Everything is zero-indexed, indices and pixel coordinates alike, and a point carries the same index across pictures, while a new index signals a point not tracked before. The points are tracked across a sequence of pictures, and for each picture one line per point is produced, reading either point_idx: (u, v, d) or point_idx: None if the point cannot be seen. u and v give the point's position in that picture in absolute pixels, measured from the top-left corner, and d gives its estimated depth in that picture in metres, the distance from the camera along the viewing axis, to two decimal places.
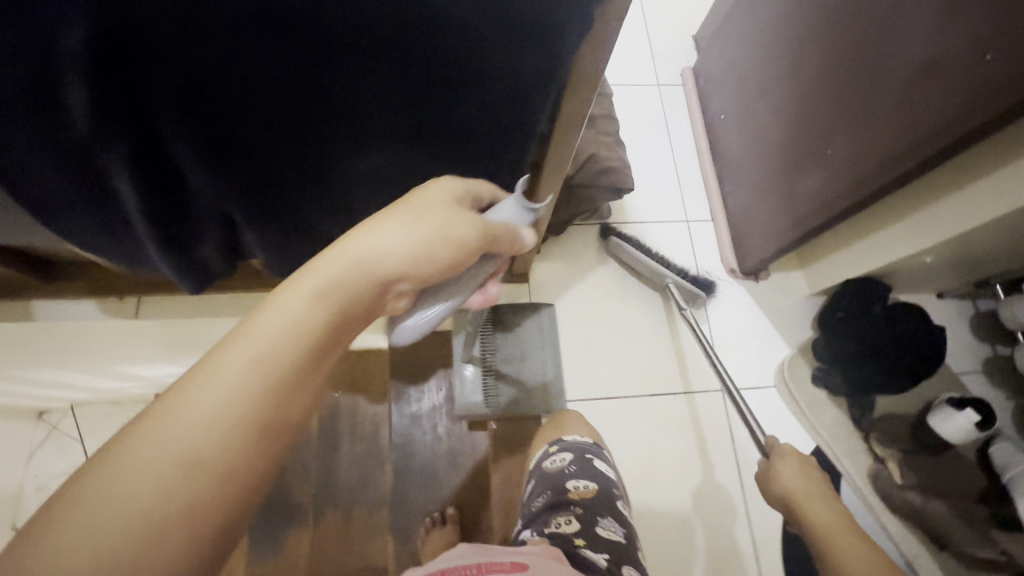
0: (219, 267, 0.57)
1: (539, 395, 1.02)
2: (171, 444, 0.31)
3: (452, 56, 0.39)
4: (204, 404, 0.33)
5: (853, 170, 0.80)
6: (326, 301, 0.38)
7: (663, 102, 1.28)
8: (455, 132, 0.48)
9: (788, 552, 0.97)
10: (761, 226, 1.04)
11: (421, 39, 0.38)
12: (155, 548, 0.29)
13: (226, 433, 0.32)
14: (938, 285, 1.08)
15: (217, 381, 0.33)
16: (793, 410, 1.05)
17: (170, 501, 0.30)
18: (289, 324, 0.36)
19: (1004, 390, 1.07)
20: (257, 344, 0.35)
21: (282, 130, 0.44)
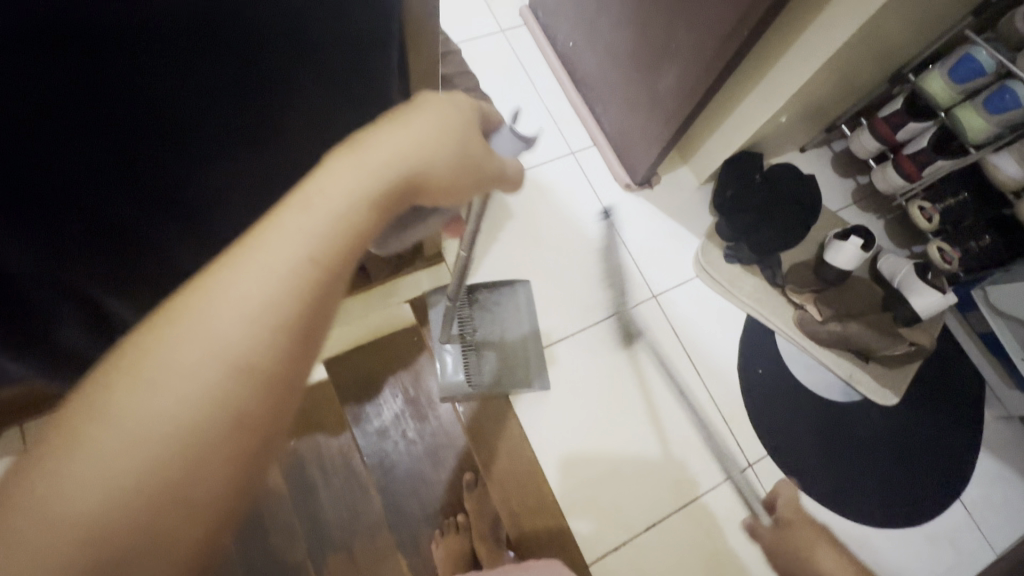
0: (99, 349, 0.47)
1: (520, 369, 1.01)
2: (196, 352, 0.27)
3: (278, 34, 0.35)
4: (191, 370, 0.26)
5: (703, 54, 0.85)
6: (331, 224, 0.31)
7: (512, 46, 1.27)
8: (292, 94, 0.39)
9: (754, 414, 1.06)
10: (641, 135, 1.08)
11: (233, 25, 0.32)
12: (188, 493, 0.25)
13: (264, 338, 0.28)
14: (799, 140, 1.19)
15: (203, 338, 0.27)
16: (718, 291, 1.13)
17: (192, 441, 0.26)
18: (294, 251, 0.30)
19: (875, 212, 1.22)
20: (254, 286, 0.29)
21: (81, 132, 0.32)
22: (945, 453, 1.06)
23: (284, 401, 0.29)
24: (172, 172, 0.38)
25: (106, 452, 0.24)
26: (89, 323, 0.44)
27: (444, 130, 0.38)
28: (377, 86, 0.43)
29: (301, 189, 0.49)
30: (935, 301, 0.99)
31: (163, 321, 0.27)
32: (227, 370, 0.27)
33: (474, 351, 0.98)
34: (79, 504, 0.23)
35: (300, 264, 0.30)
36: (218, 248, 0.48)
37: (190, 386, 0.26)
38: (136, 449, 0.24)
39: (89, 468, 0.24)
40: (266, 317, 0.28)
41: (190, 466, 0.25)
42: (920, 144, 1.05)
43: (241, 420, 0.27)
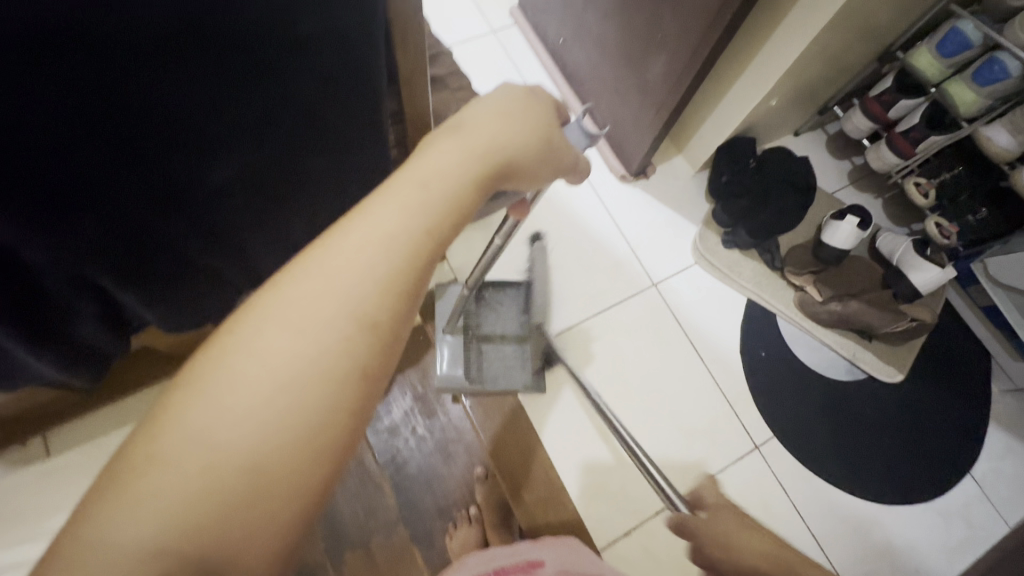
0: (110, 345, 0.51)
1: (517, 369, 1.00)
2: (322, 305, 0.31)
3: (274, 32, 0.36)
4: (321, 318, 0.31)
5: (688, 42, 0.86)
6: (437, 203, 0.35)
7: (504, 46, 1.29)
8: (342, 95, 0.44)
9: (759, 398, 1.06)
10: (634, 126, 1.10)
11: (230, 24, 0.33)
12: (311, 427, 0.29)
13: (380, 299, 0.32)
14: (792, 124, 1.20)
15: (331, 294, 0.32)
16: (718, 276, 1.14)
17: (320, 382, 0.30)
18: (405, 222, 0.34)
19: (872, 191, 1.22)
20: (372, 253, 0.33)
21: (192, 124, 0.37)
22: (954, 429, 1.06)
23: (391, 357, 0.33)
24: (180, 167, 0.39)
25: (250, 377, 0.29)
26: (102, 317, 0.47)
27: (519, 120, 0.40)
28: (367, 79, 0.45)
29: (300, 183, 0.50)
30: (934, 276, 0.99)
31: (291, 278, 0.32)
32: (355, 324, 0.31)
33: (474, 347, 0.97)
34: (229, 419, 0.28)
35: (409, 234, 0.34)
36: (222, 242, 0.50)
37: (318, 330, 0.31)
38: (276, 383, 0.29)
39: (237, 390, 0.28)
40: (382, 282, 0.33)
41: (314, 399, 0.29)
42: (910, 121, 1.04)
43: (362, 369, 0.31)
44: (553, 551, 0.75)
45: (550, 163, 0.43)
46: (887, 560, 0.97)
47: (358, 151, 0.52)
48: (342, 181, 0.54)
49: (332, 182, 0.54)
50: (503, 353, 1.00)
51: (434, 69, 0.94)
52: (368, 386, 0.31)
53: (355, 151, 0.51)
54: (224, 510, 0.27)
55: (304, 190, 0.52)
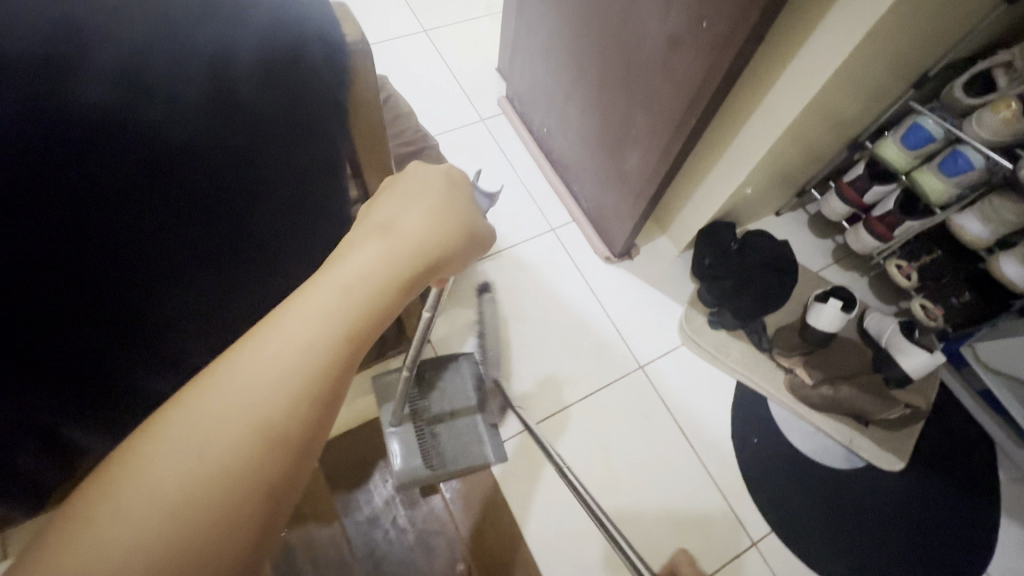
0: (52, 475, 0.50)
1: (475, 443, 0.98)
2: (235, 411, 0.30)
3: (218, 175, 0.39)
4: (278, 366, 0.32)
5: (660, 138, 0.90)
6: (357, 302, 0.35)
7: (492, 133, 1.36)
8: (281, 223, 0.47)
9: (754, 488, 1.02)
10: (615, 210, 1.13)
11: (181, 161, 0.36)
12: (210, 556, 0.27)
13: (293, 401, 0.32)
14: (772, 205, 1.23)
15: (241, 400, 0.30)
16: (706, 358, 1.13)
17: (229, 494, 0.28)
18: (332, 314, 0.34)
19: (856, 270, 1.23)
20: (288, 351, 0.32)
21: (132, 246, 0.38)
22: (966, 524, 1.00)
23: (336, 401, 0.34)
24: (129, 301, 0.41)
25: (212, 424, 0.29)
26: (43, 452, 0.46)
27: (441, 214, 0.42)
28: (317, 204, 0.48)
29: (254, 298, 0.53)
30: (924, 360, 0.96)
31: (205, 383, 0.31)
32: (264, 433, 0.30)
33: (428, 432, 0.95)
34: (111, 556, 0.25)
35: (364, 292, 0.36)
36: (172, 360, 0.50)
37: (273, 378, 0.31)
38: (178, 505, 0.27)
39: (194, 436, 0.29)
40: (297, 383, 0.32)
41: (260, 446, 0.30)
42: (887, 206, 1.06)
43: (270, 485, 0.30)
44: None
45: (474, 238, 0.45)
46: None
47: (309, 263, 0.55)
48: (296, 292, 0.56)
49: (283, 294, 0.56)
50: (459, 431, 0.97)
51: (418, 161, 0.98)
52: (312, 436, 0.32)
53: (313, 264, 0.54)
54: (189, 553, 0.27)
55: (258, 302, 0.54)
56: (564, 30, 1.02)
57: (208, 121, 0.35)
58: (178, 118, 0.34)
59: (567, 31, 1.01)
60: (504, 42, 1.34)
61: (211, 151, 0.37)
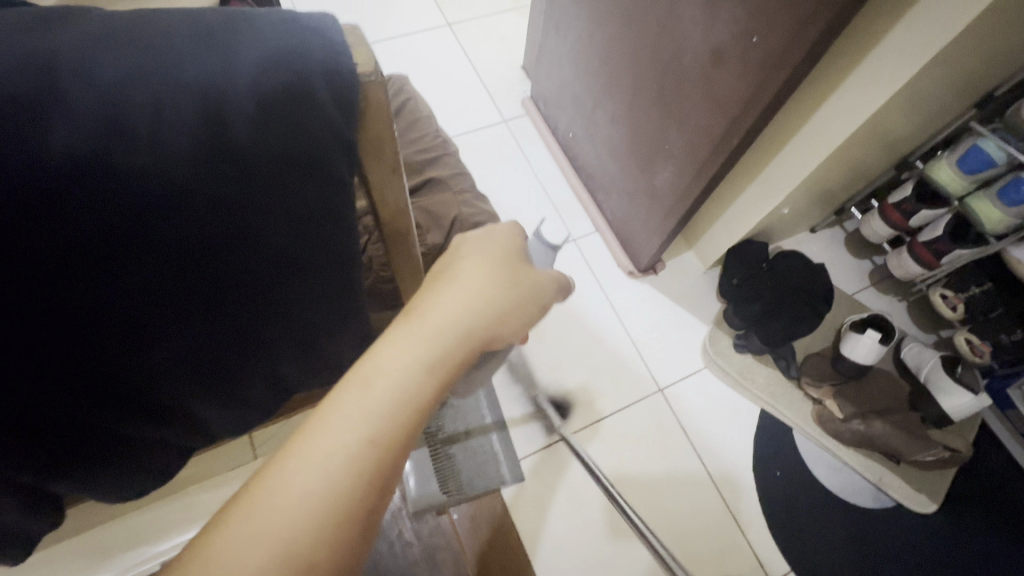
0: (49, 525, 0.47)
1: (492, 464, 0.98)
2: (269, 533, 0.29)
3: (215, 218, 0.35)
4: (340, 447, 0.32)
5: (694, 156, 0.84)
6: (393, 411, 0.34)
7: (515, 135, 1.31)
8: (300, 276, 0.43)
9: (775, 523, 0.97)
10: (641, 225, 1.07)
11: (177, 214, 0.33)
12: None
13: (324, 525, 0.30)
14: (808, 223, 1.16)
15: (276, 521, 0.30)
16: (730, 383, 1.08)
17: None
18: (369, 420, 0.33)
19: (895, 294, 1.16)
20: (322, 468, 0.31)
21: (139, 314, 0.36)
22: None
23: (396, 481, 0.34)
24: (119, 353, 0.37)
25: (279, 510, 0.30)
26: (37, 510, 0.43)
27: (484, 289, 0.42)
28: (330, 247, 0.43)
29: (271, 351, 0.47)
30: (966, 402, 0.91)
31: (243, 504, 0.30)
32: (293, 561, 0.29)
33: (443, 455, 0.95)
34: None
35: (417, 377, 0.36)
36: (178, 417, 0.45)
37: (337, 459, 0.32)
38: None
39: (264, 522, 0.30)
40: (329, 503, 0.31)
41: (326, 528, 0.30)
42: (935, 231, 0.99)
43: None
44: None
45: (524, 312, 0.44)
46: None
47: (329, 312, 0.48)
48: (313, 341, 0.50)
49: (304, 346, 0.50)
50: (474, 453, 0.98)
51: (437, 169, 0.94)
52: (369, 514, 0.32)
53: (326, 312, 0.48)
54: None
55: (275, 356, 0.48)
56: (596, 34, 0.97)
57: (194, 156, 0.31)
58: (165, 167, 0.31)
59: (599, 36, 0.95)
60: (531, 39, 1.28)
61: (202, 189, 0.33)
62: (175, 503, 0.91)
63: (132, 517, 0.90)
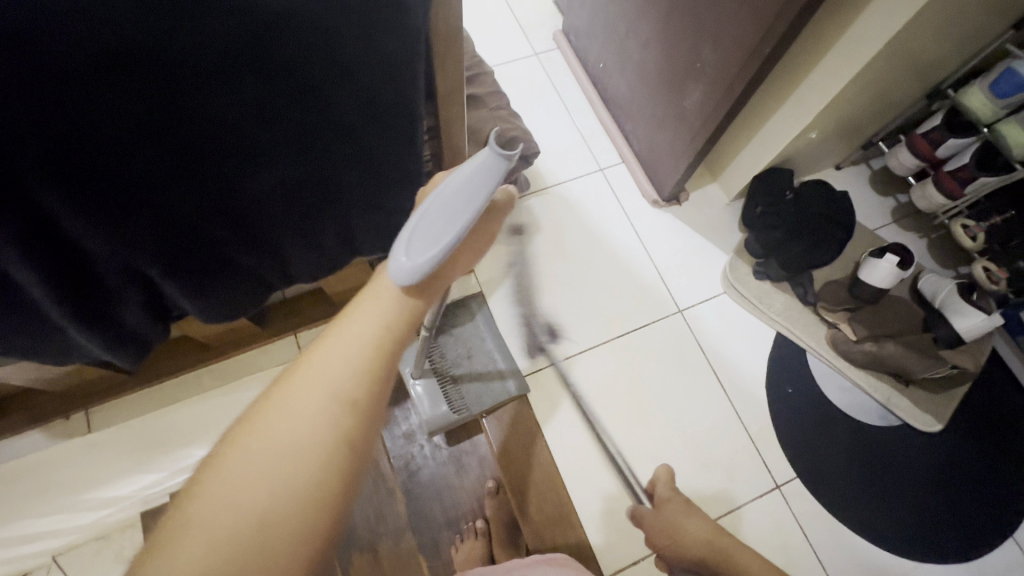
0: (152, 329, 0.57)
1: (497, 383, 1.01)
2: (312, 389, 0.38)
3: (307, 45, 0.38)
4: (309, 405, 0.37)
5: (726, 71, 0.86)
6: (396, 304, 0.43)
7: (545, 68, 1.32)
8: (371, 119, 0.47)
9: (782, 436, 1.03)
10: (669, 151, 1.10)
11: (280, 37, 0.37)
12: (313, 497, 0.35)
13: (354, 380, 0.39)
14: (834, 157, 1.18)
15: (316, 385, 0.38)
16: (747, 307, 1.12)
17: (315, 449, 0.36)
18: (379, 311, 0.42)
19: (916, 230, 1.18)
20: (350, 343, 0.40)
21: (234, 144, 0.42)
22: (998, 485, 1.00)
23: (371, 432, 0.38)
24: (223, 174, 0.44)
25: (323, 372, 0.39)
26: (148, 306, 0.53)
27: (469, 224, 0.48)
28: (402, 98, 0.47)
29: (336, 197, 0.54)
30: (977, 323, 0.94)
31: (289, 377, 0.39)
32: (335, 406, 0.37)
33: (450, 379, 0.97)
34: (227, 498, 0.33)
35: (370, 341, 0.41)
36: (260, 243, 0.54)
37: (312, 410, 0.37)
38: (278, 458, 0.35)
39: (250, 466, 0.35)
40: (358, 367, 0.39)
41: (308, 474, 0.35)
42: (962, 159, 1.01)
43: (350, 445, 0.37)
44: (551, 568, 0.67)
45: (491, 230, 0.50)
46: None
47: (393, 169, 0.54)
48: (378, 197, 0.56)
49: (367, 200, 0.56)
50: (479, 375, 1.00)
51: (473, 87, 0.98)
52: (354, 452, 0.37)
53: (390, 165, 0.53)
54: (292, 496, 0.34)
55: (342, 202, 0.55)
56: None
57: None
58: None
59: None
60: None
61: (306, 20, 0.37)
62: (226, 395, 1.00)
63: (186, 408, 0.98)
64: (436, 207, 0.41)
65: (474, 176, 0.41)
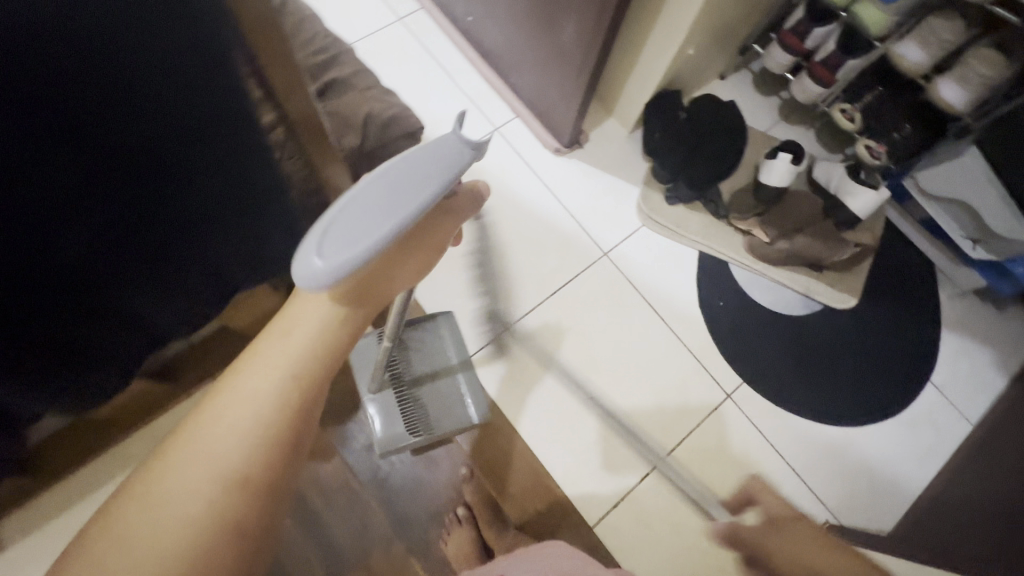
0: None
1: (458, 405, 0.93)
2: (210, 453, 0.38)
3: (75, 64, 0.32)
4: (202, 471, 0.37)
5: (593, 2, 0.84)
6: (300, 360, 0.43)
7: (413, 33, 1.23)
8: (193, 138, 0.41)
9: (724, 346, 1.08)
10: (558, 95, 1.07)
11: (34, 65, 0.31)
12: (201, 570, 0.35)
13: (251, 445, 0.39)
14: (716, 68, 1.19)
15: (213, 452, 0.38)
16: (667, 235, 1.14)
17: (208, 519, 0.36)
18: (275, 372, 0.42)
19: (803, 123, 1.23)
20: (252, 402, 0.40)
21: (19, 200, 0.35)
22: (912, 338, 1.10)
23: (265, 501, 0.39)
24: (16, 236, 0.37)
25: (219, 435, 0.39)
26: None
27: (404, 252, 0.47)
28: (224, 109, 0.41)
29: (189, 231, 0.48)
30: (869, 199, 1.01)
31: (180, 444, 0.39)
32: (230, 477, 0.38)
33: (409, 397, 0.91)
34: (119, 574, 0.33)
35: (273, 404, 0.41)
36: (101, 304, 0.47)
37: (194, 481, 0.37)
38: (170, 530, 0.35)
39: (128, 545, 0.34)
40: (254, 429, 0.40)
41: (199, 543, 0.35)
42: (829, 47, 1.04)
43: (242, 514, 0.37)
44: (532, 557, 0.67)
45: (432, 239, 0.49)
46: (864, 479, 1.01)
47: (246, 186, 0.48)
48: (231, 217, 0.50)
49: (224, 226, 0.50)
50: (439, 392, 0.93)
51: (337, 70, 0.90)
52: (244, 522, 0.37)
53: (238, 185, 0.47)
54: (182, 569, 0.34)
55: (197, 234, 0.49)
56: None
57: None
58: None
59: None
60: None
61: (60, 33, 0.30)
62: None
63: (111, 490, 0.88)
64: (378, 192, 0.38)
65: (429, 163, 0.39)
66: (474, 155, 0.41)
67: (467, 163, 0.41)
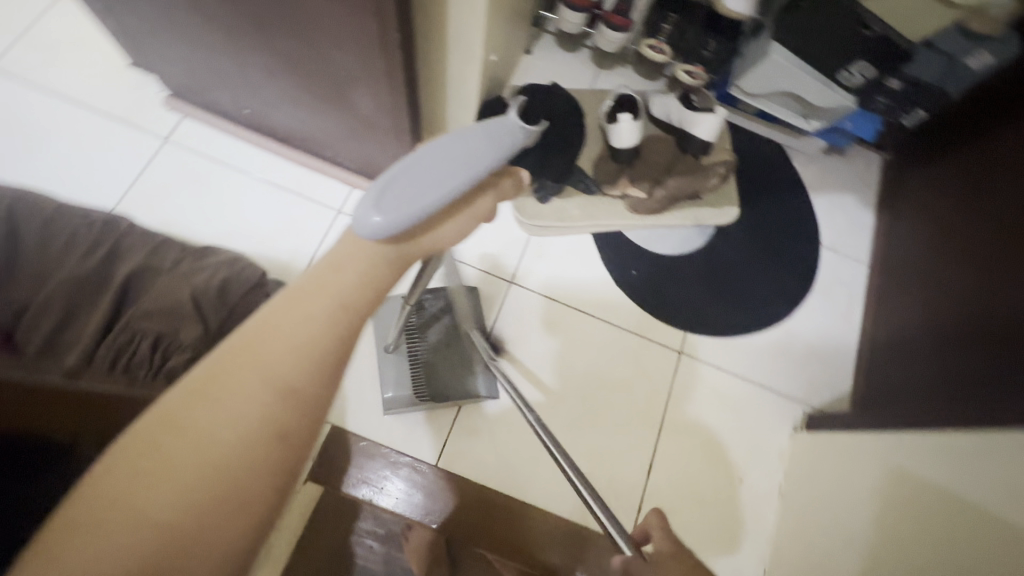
0: None
1: (466, 373, 0.96)
2: (263, 369, 0.36)
3: None
4: (250, 389, 0.35)
5: (374, 67, 0.74)
6: (356, 287, 0.40)
7: (189, 148, 1.04)
8: None
9: (654, 310, 1.10)
10: (384, 155, 0.97)
11: None
12: (235, 489, 0.33)
13: (302, 366, 0.37)
14: (520, 49, 1.14)
15: (264, 370, 0.36)
16: (555, 231, 1.10)
17: (251, 436, 0.34)
18: (332, 289, 0.39)
19: (619, 64, 1.23)
20: (301, 327, 0.37)
21: None
22: (793, 217, 1.19)
23: (309, 427, 0.37)
24: None
25: (277, 348, 0.36)
26: None
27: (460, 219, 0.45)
28: None
29: None
30: (709, 123, 1.04)
31: (228, 360, 0.36)
32: (279, 392, 0.36)
33: (422, 361, 0.95)
34: (159, 491, 0.31)
35: (326, 326, 0.38)
36: None
37: (245, 399, 0.35)
38: (208, 443, 0.33)
39: (164, 463, 0.32)
40: (303, 346, 0.37)
41: (238, 456, 0.34)
42: None
43: (283, 433, 0.35)
44: None
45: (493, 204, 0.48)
46: (814, 359, 1.10)
47: None
48: None
49: None
50: (451, 357, 0.96)
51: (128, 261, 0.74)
52: (288, 442, 0.35)
53: None
54: (221, 489, 0.33)
55: None
56: None
57: None
58: None
59: None
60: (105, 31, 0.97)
61: None
62: None
63: None
64: (432, 158, 0.41)
65: (481, 135, 0.43)
66: (524, 135, 0.44)
67: (518, 139, 0.44)
